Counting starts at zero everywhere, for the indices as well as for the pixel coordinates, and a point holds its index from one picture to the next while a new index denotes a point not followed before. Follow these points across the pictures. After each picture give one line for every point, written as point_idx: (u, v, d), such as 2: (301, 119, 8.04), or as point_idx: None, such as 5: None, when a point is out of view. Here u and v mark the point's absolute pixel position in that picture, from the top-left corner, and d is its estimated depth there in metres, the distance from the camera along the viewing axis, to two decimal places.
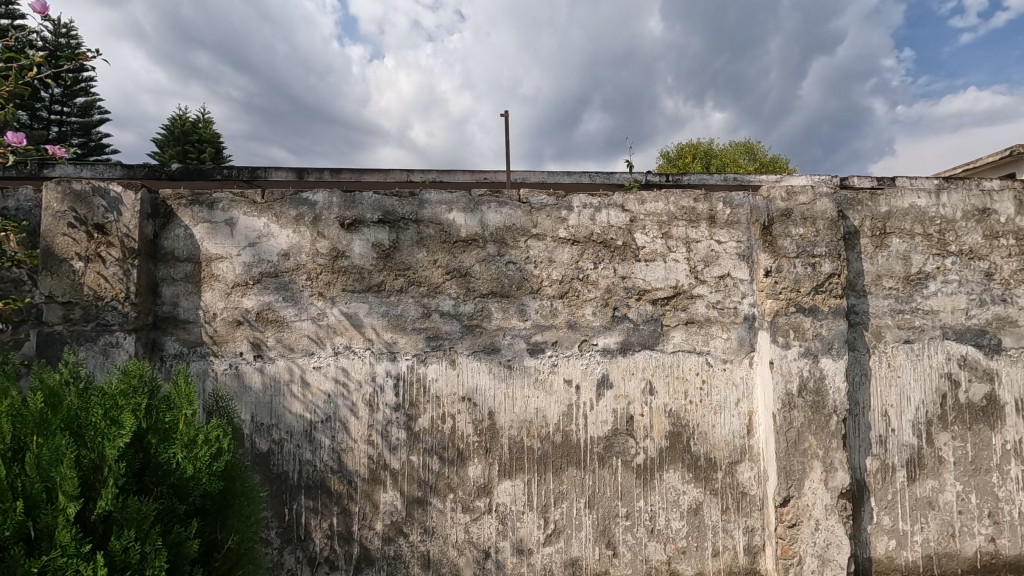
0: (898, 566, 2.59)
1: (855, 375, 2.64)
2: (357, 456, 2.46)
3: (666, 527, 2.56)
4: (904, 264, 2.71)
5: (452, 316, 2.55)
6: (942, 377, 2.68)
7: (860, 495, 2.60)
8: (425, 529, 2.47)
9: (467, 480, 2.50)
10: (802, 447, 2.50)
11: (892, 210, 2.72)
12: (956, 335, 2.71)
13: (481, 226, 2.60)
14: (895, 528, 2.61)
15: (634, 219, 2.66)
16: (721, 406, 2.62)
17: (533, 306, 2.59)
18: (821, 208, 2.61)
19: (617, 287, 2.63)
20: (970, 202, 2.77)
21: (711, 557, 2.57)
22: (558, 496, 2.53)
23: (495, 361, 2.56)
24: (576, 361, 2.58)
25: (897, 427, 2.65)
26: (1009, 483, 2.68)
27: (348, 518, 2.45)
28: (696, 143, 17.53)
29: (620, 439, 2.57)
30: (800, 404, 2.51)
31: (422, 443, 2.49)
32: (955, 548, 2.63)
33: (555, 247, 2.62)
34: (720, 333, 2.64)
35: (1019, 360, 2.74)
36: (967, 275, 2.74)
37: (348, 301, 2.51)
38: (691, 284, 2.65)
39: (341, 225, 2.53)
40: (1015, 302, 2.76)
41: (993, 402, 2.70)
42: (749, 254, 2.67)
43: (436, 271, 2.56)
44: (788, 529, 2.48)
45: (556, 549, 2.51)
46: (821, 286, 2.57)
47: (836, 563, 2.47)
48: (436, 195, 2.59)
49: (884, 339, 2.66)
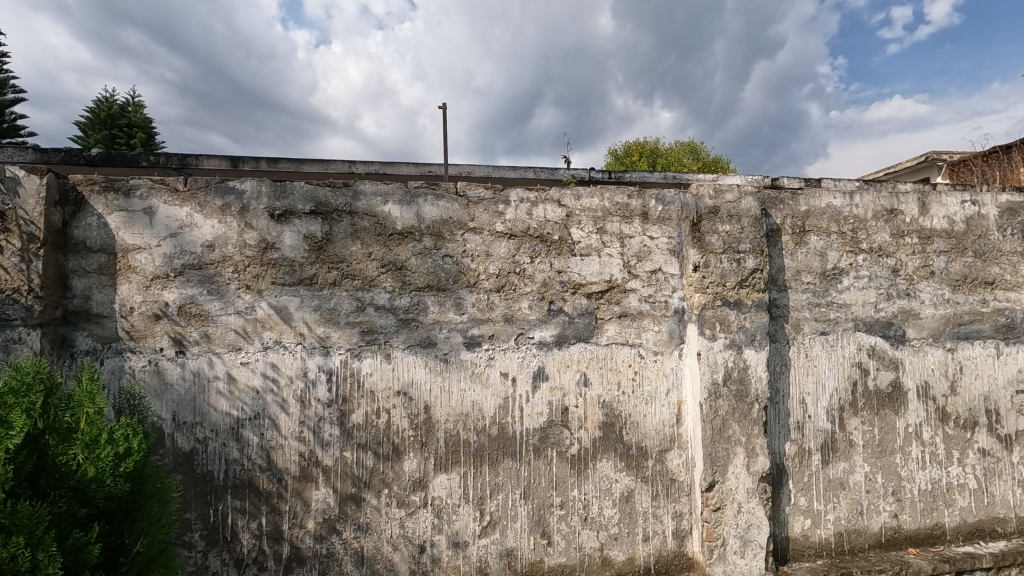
0: (813, 544, 2.77)
1: (775, 365, 2.78)
2: (288, 454, 2.40)
3: (598, 514, 2.63)
4: (821, 260, 2.88)
5: (387, 310, 2.52)
6: (853, 366, 2.87)
7: (779, 478, 2.75)
8: (359, 525, 2.44)
9: (402, 475, 2.48)
10: (726, 435, 2.62)
11: (810, 209, 2.88)
12: (866, 327, 2.90)
13: (417, 219, 2.58)
14: (810, 508, 2.78)
15: (570, 214, 2.70)
16: (652, 396, 2.71)
17: (470, 299, 2.59)
18: (746, 206, 2.72)
19: (553, 281, 2.66)
20: (880, 203, 2.97)
21: (641, 542, 2.66)
22: (494, 487, 2.55)
23: (431, 354, 2.54)
24: (511, 354, 2.60)
25: (813, 414, 2.82)
26: (910, 463, 2.90)
27: (277, 517, 2.38)
28: (643, 142, 17.96)
29: (555, 430, 2.61)
30: (724, 393, 2.62)
31: (356, 438, 2.46)
32: (863, 524, 2.83)
33: (492, 241, 2.63)
34: (652, 326, 2.72)
35: (920, 350, 2.96)
36: (876, 271, 2.94)
37: (278, 294, 2.43)
38: (625, 278, 2.72)
39: (270, 216, 2.45)
40: (918, 296, 2.98)
41: (897, 389, 2.91)
42: (679, 250, 2.77)
43: (371, 263, 2.52)
44: (712, 512, 2.59)
45: (491, 541, 2.53)
46: (745, 281, 2.69)
47: (756, 543, 2.61)
48: (371, 186, 2.55)
49: (802, 331, 2.82)
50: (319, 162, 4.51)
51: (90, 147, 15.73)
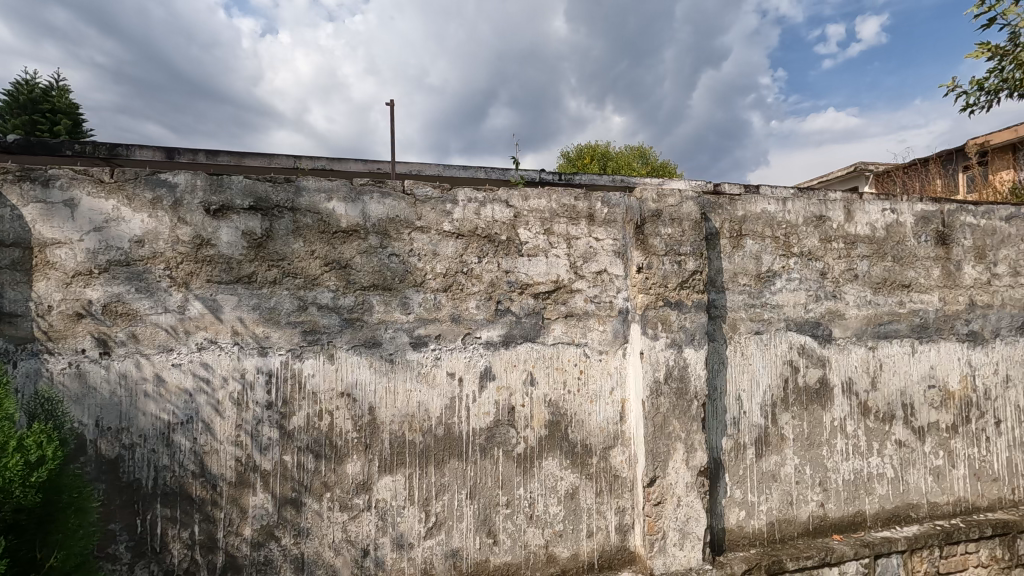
0: (747, 534, 2.90)
1: (713, 363, 2.89)
2: (223, 459, 2.30)
3: (543, 512, 2.66)
4: (756, 263, 3.02)
5: (331, 310, 2.46)
6: (785, 364, 3.03)
7: (716, 472, 2.87)
8: (299, 530, 2.37)
9: (345, 477, 2.43)
10: (667, 431, 2.70)
11: (747, 214, 3.02)
12: (796, 326, 3.06)
13: (363, 217, 2.53)
14: (745, 500, 2.91)
15: (517, 215, 2.71)
16: (597, 394, 2.76)
17: (416, 299, 2.57)
18: (687, 210, 2.82)
19: (500, 281, 2.67)
20: (810, 209, 3.14)
21: (585, 538, 2.71)
22: (440, 488, 2.53)
23: (376, 354, 2.50)
24: (458, 354, 2.60)
25: (748, 410, 2.95)
26: (836, 455, 3.08)
27: (211, 525, 2.28)
28: (594, 145, 18.29)
29: (501, 429, 2.63)
30: (665, 391, 2.71)
31: (296, 441, 2.39)
32: (793, 514, 2.99)
33: (439, 240, 2.62)
34: (597, 326, 2.78)
35: (845, 348, 3.15)
36: (806, 274, 3.11)
37: (214, 293, 2.33)
38: (571, 279, 2.76)
39: (206, 211, 2.34)
40: (843, 298, 3.17)
41: (824, 385, 3.09)
42: (624, 251, 2.83)
43: (314, 262, 2.46)
44: (653, 507, 2.67)
45: (436, 542, 2.52)
46: (686, 282, 2.78)
47: (694, 535, 2.71)
48: (315, 182, 2.48)
49: (739, 330, 2.95)
50: (262, 156, 4.36)
51: (8, 133, 14.59)
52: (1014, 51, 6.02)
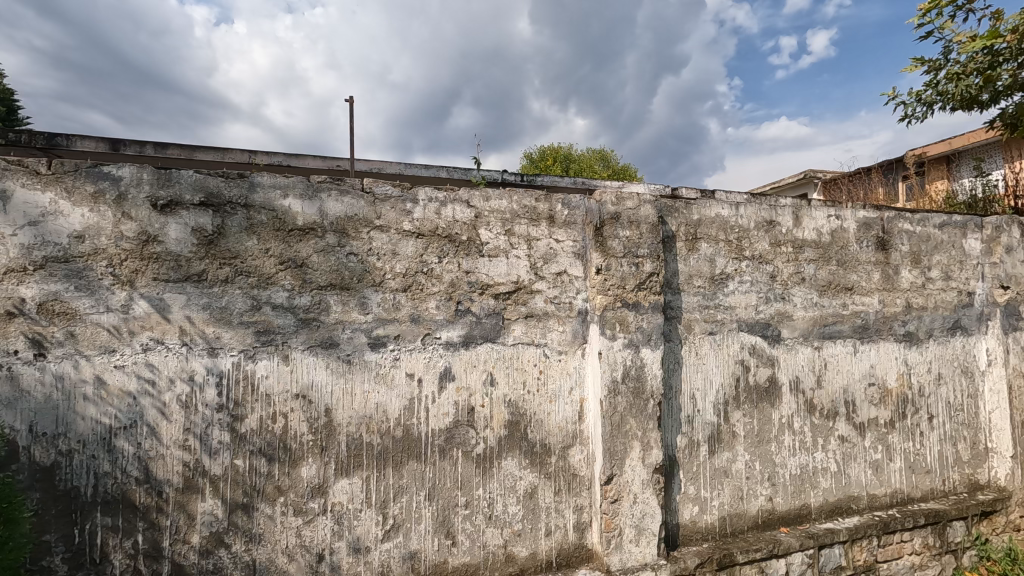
0: (700, 529, 2.99)
1: (669, 363, 2.97)
2: (170, 464, 2.21)
3: (502, 512, 2.67)
4: (710, 266, 3.11)
5: (286, 309, 2.40)
6: (736, 363, 3.13)
7: (671, 469, 2.94)
8: (251, 536, 2.30)
9: (299, 481, 2.37)
10: (624, 430, 2.75)
11: (702, 218, 3.11)
12: (748, 327, 3.17)
13: (320, 215, 2.48)
14: (698, 495, 2.99)
15: (478, 215, 2.71)
16: (556, 394, 2.79)
17: (375, 299, 2.53)
18: (645, 213, 2.88)
19: (461, 281, 2.67)
20: (761, 214, 3.26)
21: (544, 537, 2.73)
22: (397, 490, 2.51)
23: (333, 355, 2.46)
24: (418, 355, 2.58)
25: (701, 408, 3.03)
26: (783, 450, 3.21)
27: (157, 534, 2.19)
28: (557, 147, 18.45)
29: (461, 430, 2.62)
30: (623, 390, 2.76)
31: (248, 445, 2.32)
32: (743, 508, 3.09)
33: (399, 239, 2.59)
34: (556, 326, 2.81)
35: (792, 348, 3.29)
36: (756, 277, 3.22)
37: (161, 291, 2.24)
38: (531, 280, 2.78)
39: (152, 206, 2.25)
40: (791, 300, 3.30)
41: (773, 383, 3.21)
42: (583, 253, 2.87)
43: (268, 260, 2.39)
44: (610, 504, 2.71)
45: (394, 544, 2.49)
46: (643, 284, 2.84)
47: (650, 531, 2.77)
48: (270, 178, 2.42)
49: (693, 331, 3.03)
50: (215, 150, 4.22)
51: None
52: (948, 67, 6.44)
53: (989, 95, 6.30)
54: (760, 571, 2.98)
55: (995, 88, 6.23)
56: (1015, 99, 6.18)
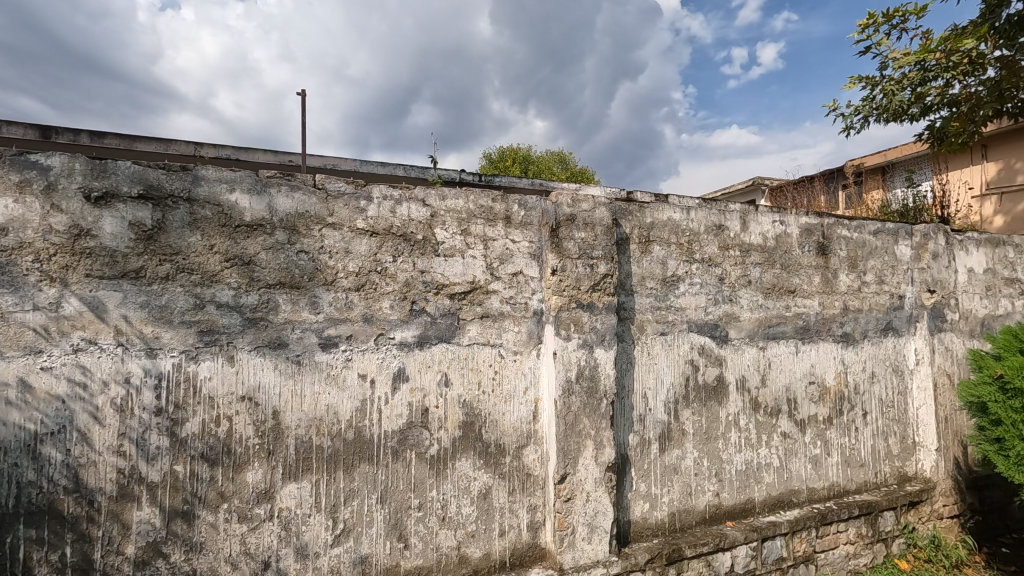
0: (650, 525, 3.06)
1: (622, 363, 3.02)
2: (102, 472, 2.09)
3: (456, 513, 2.65)
4: (662, 268, 3.19)
5: (231, 308, 2.31)
6: (686, 363, 3.22)
7: (623, 467, 2.99)
8: (191, 545, 2.20)
9: (244, 487, 2.29)
10: (578, 429, 2.79)
11: (654, 221, 3.18)
12: (697, 328, 3.27)
13: (269, 211, 2.40)
14: (649, 492, 3.06)
15: (434, 214, 2.69)
16: (511, 394, 2.80)
17: (326, 298, 2.47)
18: (600, 215, 2.93)
19: (416, 281, 2.64)
20: (711, 218, 3.36)
21: (497, 537, 2.73)
22: (348, 493, 2.45)
23: (282, 356, 2.38)
24: (371, 355, 2.53)
25: (652, 407, 3.10)
26: (730, 447, 3.32)
27: (87, 546, 2.07)
28: (517, 148, 18.52)
29: (414, 432, 2.59)
30: (577, 390, 2.79)
31: (189, 450, 2.22)
32: (691, 504, 3.18)
33: (352, 237, 2.53)
34: (512, 327, 2.81)
35: (739, 348, 3.41)
36: (706, 279, 3.32)
37: (94, 289, 2.11)
38: (487, 280, 2.78)
39: (86, 198, 2.12)
40: (738, 301, 3.43)
41: (720, 382, 3.32)
42: (539, 254, 2.89)
43: (212, 257, 2.30)
44: (564, 503, 2.74)
45: (344, 549, 2.43)
46: (597, 285, 2.88)
47: (602, 529, 2.82)
48: (216, 172, 2.32)
49: (646, 331, 3.10)
50: (157, 141, 4.02)
51: None
52: (883, 83, 6.86)
53: (919, 110, 6.72)
54: (707, 565, 3.08)
55: (924, 104, 6.65)
56: (942, 114, 6.62)
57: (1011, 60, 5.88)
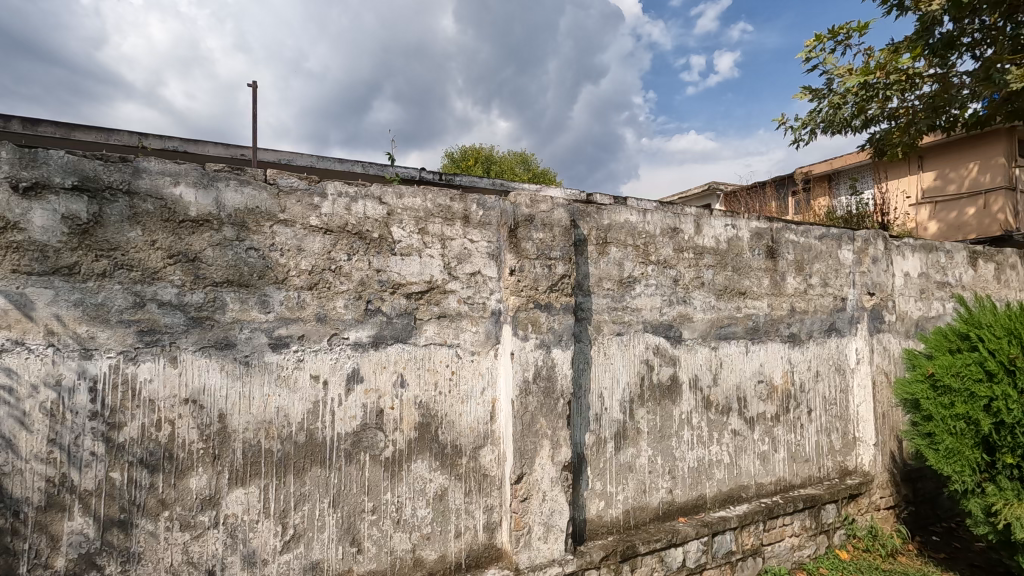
0: (605, 522, 3.10)
1: (579, 363, 3.05)
2: (29, 481, 1.96)
3: (411, 516, 2.61)
4: (619, 269, 3.24)
5: (174, 307, 2.21)
6: (642, 362, 3.28)
7: (579, 466, 3.02)
8: (128, 556, 2.09)
9: (186, 493, 2.19)
10: (535, 429, 2.79)
11: (612, 223, 3.23)
12: (652, 328, 3.34)
13: (216, 206, 2.31)
14: (604, 491, 3.10)
15: (391, 212, 2.65)
16: (468, 395, 2.78)
17: (277, 297, 2.39)
18: (558, 216, 2.95)
19: (371, 280, 2.59)
20: (666, 221, 3.44)
21: (453, 538, 2.71)
22: (299, 498, 2.38)
23: (229, 357, 2.29)
24: (323, 356, 2.46)
25: (609, 406, 3.15)
26: (683, 444, 3.40)
27: (12, 559, 1.94)
28: (479, 148, 18.48)
29: (368, 434, 2.54)
30: (534, 390, 2.80)
31: (127, 456, 2.11)
32: (645, 501, 3.24)
33: (305, 235, 2.47)
34: (469, 326, 2.80)
35: (692, 348, 3.49)
36: (661, 281, 3.39)
37: (21, 286, 1.98)
38: (444, 280, 2.75)
39: (13, 188, 1.99)
40: (692, 303, 3.51)
41: (674, 382, 3.40)
42: (498, 254, 2.89)
43: (154, 253, 2.19)
44: (520, 503, 2.75)
45: (294, 555, 2.37)
46: (555, 286, 2.90)
47: (557, 528, 2.83)
48: (159, 164, 2.22)
49: (602, 331, 3.14)
50: (97, 131, 3.82)
51: None
52: (829, 96, 7.18)
53: (862, 121, 7.06)
54: (660, 560, 3.15)
55: (867, 116, 6.99)
56: (882, 126, 6.97)
57: (944, 77, 6.26)
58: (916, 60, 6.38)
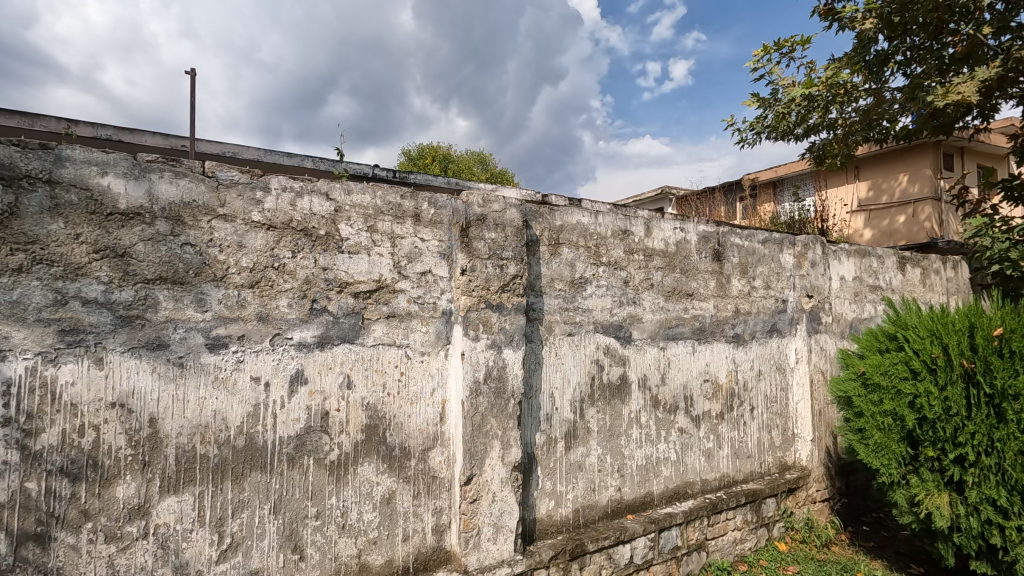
0: (555, 522, 3.12)
1: (530, 363, 3.06)
2: None
3: (357, 520, 2.55)
4: (570, 270, 3.26)
5: (101, 305, 2.07)
6: (592, 362, 3.32)
7: (530, 466, 3.03)
8: (44, 572, 1.95)
9: (113, 503, 2.06)
10: (485, 429, 2.78)
11: (564, 224, 3.25)
12: (603, 329, 3.38)
13: (149, 199, 2.18)
14: (554, 490, 3.12)
15: (339, 209, 2.58)
16: (417, 396, 2.74)
17: (215, 295, 2.28)
18: (510, 216, 2.94)
19: (317, 279, 2.51)
20: (617, 223, 3.49)
21: (401, 542, 2.66)
22: (238, 505, 2.29)
23: (161, 358, 2.17)
24: (265, 357, 2.37)
25: (559, 406, 3.17)
26: (631, 443, 3.47)
27: None
28: (436, 146, 18.32)
29: (312, 437, 2.46)
30: (484, 390, 2.78)
31: (45, 464, 1.96)
32: (594, 499, 3.28)
33: (246, 231, 2.37)
34: (420, 327, 2.76)
35: (641, 348, 3.56)
36: (612, 282, 3.44)
37: None
38: (394, 279, 2.70)
39: None
40: (641, 303, 3.58)
41: (624, 381, 3.45)
42: (449, 253, 2.86)
43: (78, 248, 2.05)
44: (469, 504, 2.72)
45: (231, 565, 2.26)
46: (506, 286, 2.89)
47: (507, 528, 2.83)
48: (85, 152, 2.08)
49: (554, 332, 3.16)
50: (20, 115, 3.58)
51: None
52: (774, 106, 7.49)
53: (803, 131, 7.39)
54: (608, 557, 3.19)
55: (808, 126, 7.33)
56: (822, 136, 7.32)
57: (878, 92, 6.62)
58: (853, 74, 6.72)
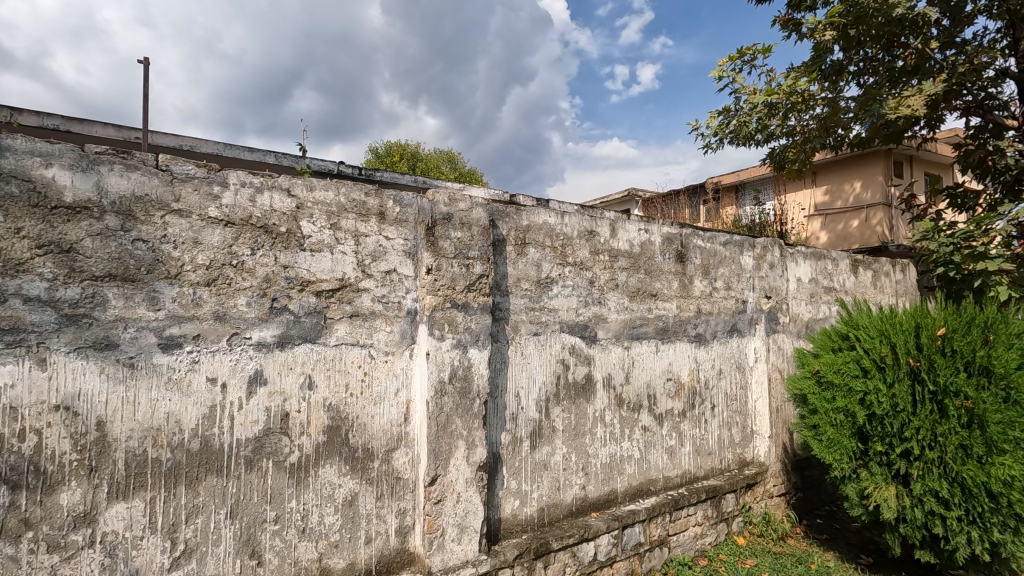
0: (520, 521, 3.12)
1: (496, 362, 3.05)
2: None
3: (318, 523, 2.50)
4: (537, 270, 3.27)
5: (44, 303, 1.97)
6: (558, 362, 3.34)
7: (495, 466, 3.02)
8: None
9: (56, 511, 1.97)
10: (449, 430, 2.76)
11: (530, 224, 3.26)
12: (568, 328, 3.41)
13: (97, 192, 2.09)
14: (519, 489, 3.12)
15: (300, 206, 2.52)
16: (381, 396, 2.70)
17: (169, 294, 2.20)
18: (476, 216, 2.93)
19: (277, 277, 2.44)
20: (583, 223, 3.52)
21: (363, 545, 2.62)
22: (192, 510, 2.21)
23: (110, 359, 2.08)
24: (221, 357, 2.30)
25: (525, 405, 3.18)
26: (596, 441, 3.50)
27: None
28: (405, 144, 18.13)
29: (271, 438, 2.40)
30: (449, 390, 2.77)
31: None
32: (559, 498, 3.30)
33: (203, 227, 2.29)
34: (383, 326, 2.72)
35: (605, 347, 3.60)
36: (577, 282, 3.47)
37: None
38: (357, 277, 2.66)
39: None
40: (606, 303, 3.62)
41: (589, 380, 3.49)
42: (414, 252, 2.83)
43: (19, 243, 1.95)
44: (433, 505, 2.70)
45: (184, 573, 2.19)
46: (472, 285, 2.88)
47: (471, 528, 2.82)
48: (27, 142, 1.98)
49: (520, 331, 3.16)
50: None
51: None
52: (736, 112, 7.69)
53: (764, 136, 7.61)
54: (572, 555, 3.22)
55: (768, 132, 7.55)
56: (781, 142, 7.56)
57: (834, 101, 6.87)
58: (811, 83, 6.95)
